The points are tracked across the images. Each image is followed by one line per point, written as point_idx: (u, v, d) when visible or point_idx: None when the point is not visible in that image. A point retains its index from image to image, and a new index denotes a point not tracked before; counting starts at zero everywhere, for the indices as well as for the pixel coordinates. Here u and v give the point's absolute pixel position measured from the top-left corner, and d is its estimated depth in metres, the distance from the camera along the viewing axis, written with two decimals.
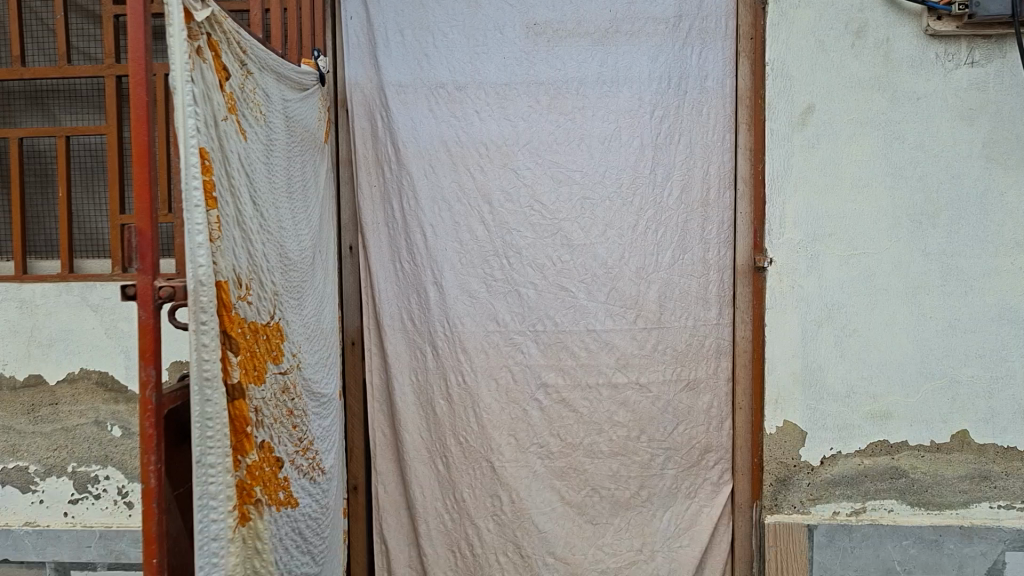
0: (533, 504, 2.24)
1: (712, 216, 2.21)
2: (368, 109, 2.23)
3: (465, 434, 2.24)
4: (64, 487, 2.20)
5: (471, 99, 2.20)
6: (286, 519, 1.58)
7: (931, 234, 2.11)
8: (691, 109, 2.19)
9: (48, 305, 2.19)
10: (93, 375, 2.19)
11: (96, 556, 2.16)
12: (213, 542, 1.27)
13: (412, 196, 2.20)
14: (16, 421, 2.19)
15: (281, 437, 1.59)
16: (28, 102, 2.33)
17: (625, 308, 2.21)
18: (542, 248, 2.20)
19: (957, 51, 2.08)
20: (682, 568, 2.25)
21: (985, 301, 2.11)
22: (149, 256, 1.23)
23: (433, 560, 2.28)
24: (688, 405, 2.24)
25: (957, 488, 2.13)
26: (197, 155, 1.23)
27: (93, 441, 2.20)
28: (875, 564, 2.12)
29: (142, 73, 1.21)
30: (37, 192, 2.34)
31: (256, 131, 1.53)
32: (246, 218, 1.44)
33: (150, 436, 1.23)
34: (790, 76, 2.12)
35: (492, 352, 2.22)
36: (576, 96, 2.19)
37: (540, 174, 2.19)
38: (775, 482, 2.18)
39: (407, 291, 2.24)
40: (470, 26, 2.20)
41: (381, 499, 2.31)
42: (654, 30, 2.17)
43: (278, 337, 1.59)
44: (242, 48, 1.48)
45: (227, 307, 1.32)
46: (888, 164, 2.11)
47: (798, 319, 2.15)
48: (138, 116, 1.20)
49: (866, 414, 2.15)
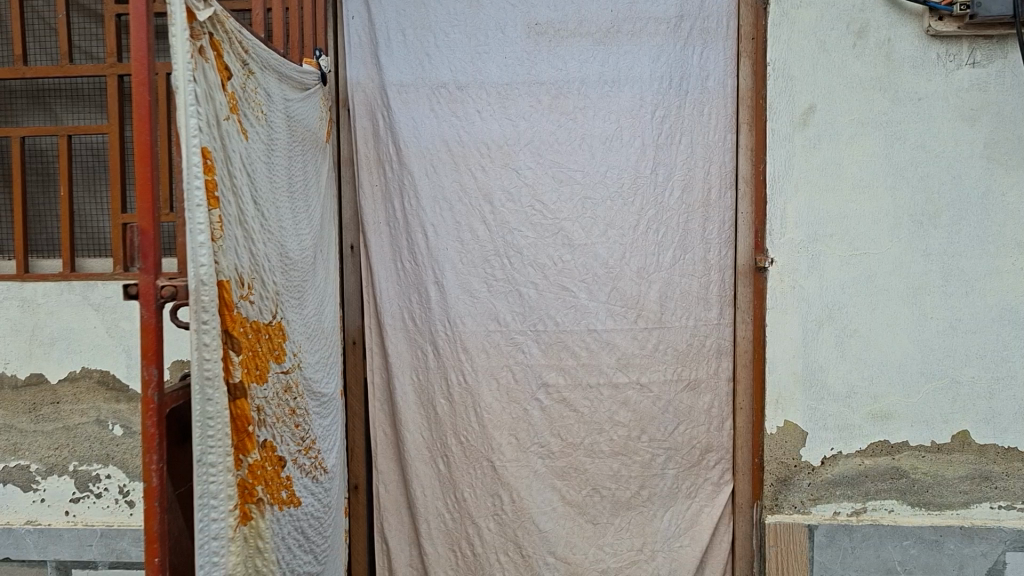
0: (534, 503, 2.24)
1: (713, 217, 2.22)
2: (370, 109, 2.23)
3: (466, 434, 2.24)
4: (65, 487, 2.20)
5: (472, 98, 2.20)
6: (288, 518, 1.59)
7: (932, 235, 2.11)
8: (692, 109, 2.19)
9: (50, 305, 2.19)
10: (95, 374, 2.19)
11: (97, 555, 2.17)
12: (214, 541, 1.27)
13: (413, 195, 2.20)
14: (17, 420, 2.20)
15: (283, 436, 1.59)
16: (29, 101, 2.33)
17: (626, 308, 2.21)
18: (543, 248, 2.20)
19: (959, 52, 2.08)
20: (682, 568, 2.25)
21: (986, 302, 2.11)
22: (151, 255, 1.24)
23: (434, 560, 2.28)
24: (688, 405, 2.24)
25: (957, 488, 2.13)
26: (199, 155, 1.23)
27: (94, 440, 2.20)
28: (875, 564, 2.12)
29: (144, 72, 1.21)
30: (39, 192, 2.35)
31: (258, 131, 1.53)
32: (247, 218, 1.44)
33: (152, 436, 1.24)
34: (791, 76, 2.12)
35: (492, 351, 2.22)
36: (578, 96, 2.19)
37: (541, 174, 2.20)
38: (776, 482, 2.18)
39: (408, 290, 2.24)
40: (472, 26, 2.20)
41: (381, 499, 2.32)
42: (655, 31, 2.17)
43: (279, 336, 1.59)
44: (244, 48, 1.48)
45: (228, 307, 1.32)
46: (889, 165, 2.11)
47: (799, 319, 2.15)
48: (141, 115, 1.21)
49: (866, 414, 2.15)
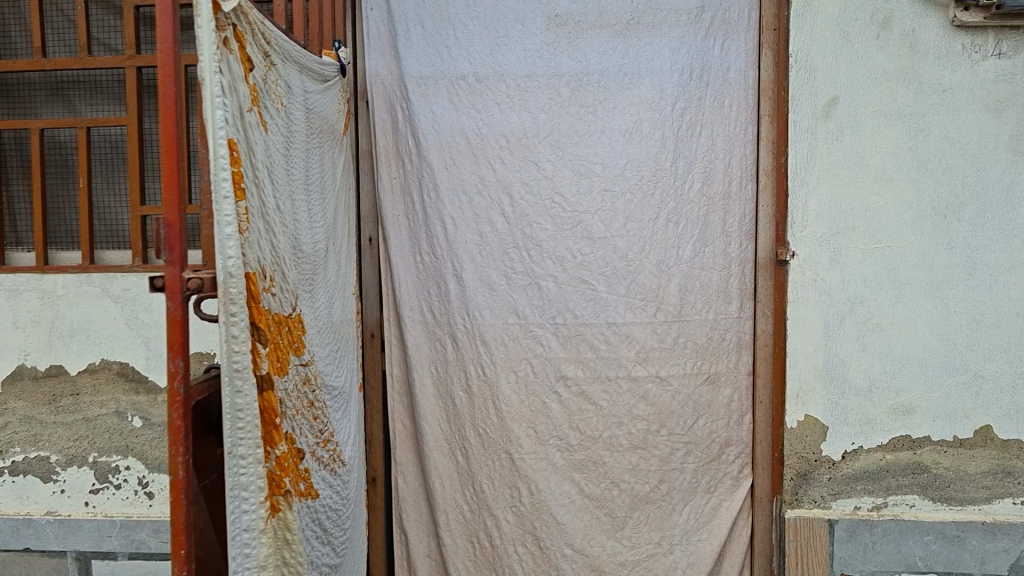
0: (553, 496, 2.24)
1: (734, 209, 2.20)
2: (388, 101, 2.22)
3: (484, 425, 2.24)
4: (85, 478, 2.21)
5: (491, 91, 2.19)
6: (308, 510, 1.58)
7: (955, 228, 2.09)
8: (713, 101, 2.17)
9: (70, 296, 2.20)
10: (114, 366, 2.21)
11: (117, 546, 2.18)
12: (244, 533, 1.27)
13: (432, 188, 2.19)
14: (37, 411, 2.21)
15: (303, 428, 1.59)
16: (48, 93, 2.34)
17: (646, 300, 2.20)
18: (563, 241, 2.19)
19: (984, 43, 2.06)
20: (700, 561, 2.25)
21: (1011, 296, 2.09)
22: (177, 247, 1.22)
23: (453, 551, 2.28)
24: (708, 399, 2.23)
25: (979, 483, 2.12)
26: (225, 147, 1.23)
27: (114, 432, 2.21)
28: (896, 559, 2.11)
29: (171, 64, 1.20)
30: (58, 184, 2.34)
31: (277, 123, 1.52)
32: (269, 210, 1.43)
33: (178, 427, 1.23)
34: (813, 68, 2.11)
35: (511, 345, 2.22)
36: (598, 89, 2.18)
37: (560, 167, 2.19)
38: (796, 477, 2.18)
39: (427, 283, 2.24)
40: (491, 17, 2.19)
41: (399, 490, 2.32)
42: (675, 23, 2.16)
43: (299, 329, 1.59)
44: (266, 38, 1.47)
45: (255, 299, 1.32)
46: (912, 157, 2.09)
47: (820, 313, 2.14)
48: (166, 108, 1.20)
49: (888, 409, 2.14)
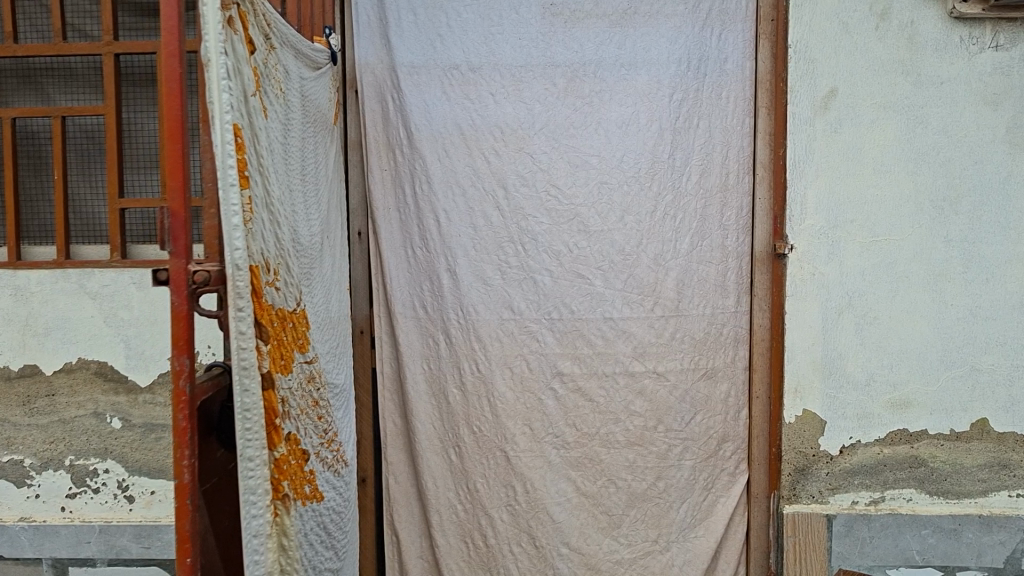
0: (549, 494, 2.20)
1: (731, 202, 2.17)
2: (379, 91, 2.15)
3: (479, 423, 2.19)
4: (62, 481, 2.12)
5: (486, 80, 2.14)
6: (310, 514, 1.52)
7: (952, 220, 2.09)
8: (711, 93, 2.14)
9: (44, 293, 2.10)
10: (92, 365, 2.11)
11: (96, 552, 2.09)
12: (253, 539, 1.21)
13: (425, 180, 2.13)
14: (10, 413, 2.11)
15: (306, 428, 1.52)
16: (20, 81, 2.23)
17: (643, 295, 2.17)
18: (559, 234, 2.15)
19: (982, 35, 2.05)
20: (697, 559, 2.22)
21: (1007, 289, 2.09)
22: (182, 239, 1.15)
23: (446, 551, 2.23)
24: (705, 394, 2.20)
25: (976, 476, 2.12)
26: (231, 132, 1.17)
27: (92, 434, 2.12)
28: (894, 553, 2.10)
29: (175, 44, 1.13)
30: (31, 175, 2.24)
31: (277, 109, 1.46)
32: (272, 200, 1.37)
33: (183, 429, 1.15)
34: (812, 59, 2.08)
35: (507, 340, 2.17)
36: (594, 80, 2.13)
37: (556, 159, 2.14)
38: (794, 472, 2.16)
39: (419, 278, 2.18)
40: (486, 6, 2.14)
41: (391, 490, 2.25)
42: (672, 12, 2.12)
43: (302, 325, 1.52)
44: (266, 21, 1.41)
45: (259, 294, 1.25)
46: (911, 149, 2.08)
47: (819, 308, 2.13)
48: (171, 90, 1.13)
49: (885, 403, 2.13)
